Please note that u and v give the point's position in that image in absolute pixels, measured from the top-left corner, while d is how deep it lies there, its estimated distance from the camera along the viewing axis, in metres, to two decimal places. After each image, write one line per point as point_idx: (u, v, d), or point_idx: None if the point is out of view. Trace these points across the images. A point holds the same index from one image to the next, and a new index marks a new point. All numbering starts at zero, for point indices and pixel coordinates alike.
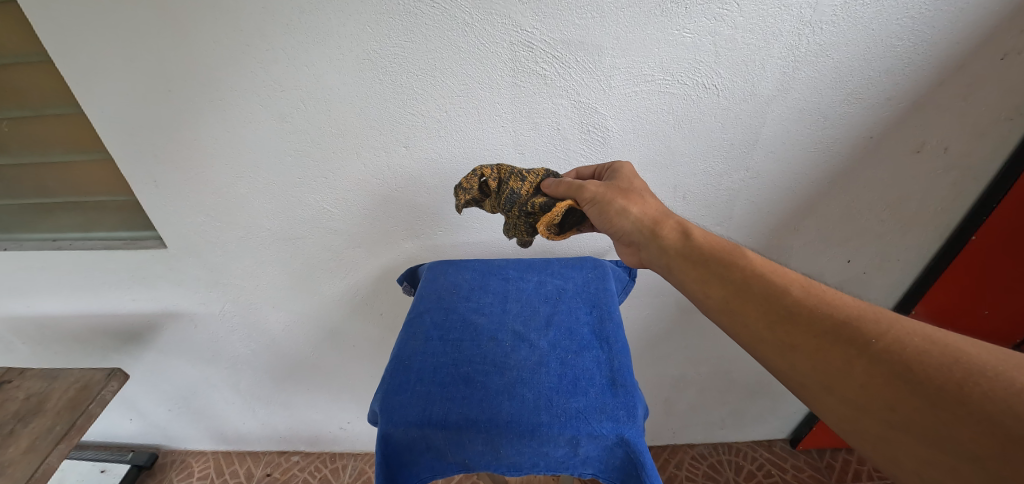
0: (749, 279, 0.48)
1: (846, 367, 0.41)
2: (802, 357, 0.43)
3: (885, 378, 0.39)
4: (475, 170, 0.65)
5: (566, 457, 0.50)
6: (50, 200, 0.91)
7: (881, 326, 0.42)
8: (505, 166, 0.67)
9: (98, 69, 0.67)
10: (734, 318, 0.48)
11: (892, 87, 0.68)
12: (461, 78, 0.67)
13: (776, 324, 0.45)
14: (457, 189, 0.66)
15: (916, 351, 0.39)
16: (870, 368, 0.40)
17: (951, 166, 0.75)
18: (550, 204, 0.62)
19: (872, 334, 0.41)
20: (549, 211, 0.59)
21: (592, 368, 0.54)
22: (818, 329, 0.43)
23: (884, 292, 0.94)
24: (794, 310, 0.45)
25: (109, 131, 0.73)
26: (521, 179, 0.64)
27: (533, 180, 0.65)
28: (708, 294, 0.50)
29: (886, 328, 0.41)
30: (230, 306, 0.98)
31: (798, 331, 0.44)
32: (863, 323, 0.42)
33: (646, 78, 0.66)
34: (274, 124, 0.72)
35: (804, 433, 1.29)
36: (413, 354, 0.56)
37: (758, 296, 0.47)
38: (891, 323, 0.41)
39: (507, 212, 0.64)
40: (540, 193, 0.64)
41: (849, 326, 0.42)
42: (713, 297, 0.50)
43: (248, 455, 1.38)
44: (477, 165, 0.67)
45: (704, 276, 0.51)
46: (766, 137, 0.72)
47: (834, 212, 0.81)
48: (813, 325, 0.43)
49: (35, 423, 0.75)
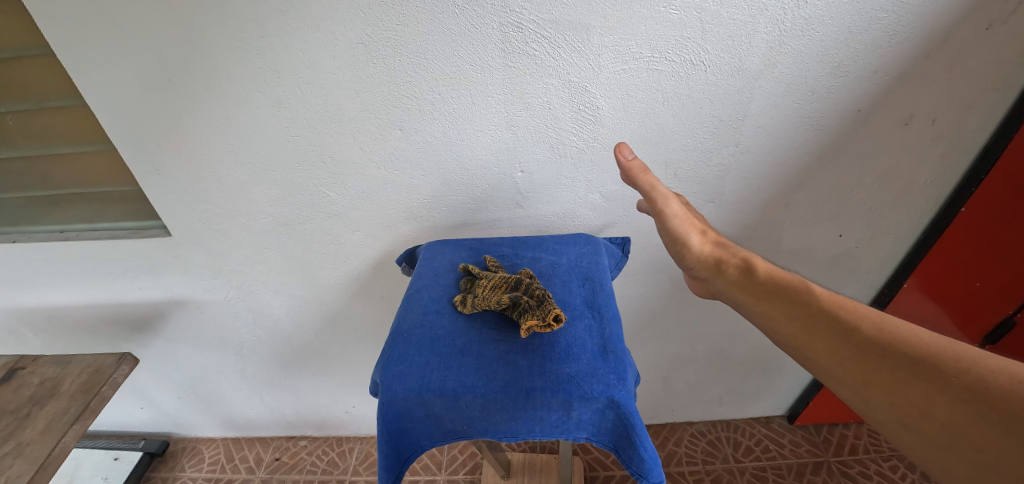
0: (819, 312, 0.42)
1: (923, 406, 0.34)
2: (877, 395, 0.36)
3: (970, 417, 0.32)
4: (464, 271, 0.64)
5: (560, 421, 0.52)
6: (56, 193, 0.93)
7: (960, 363, 0.34)
8: (489, 266, 0.63)
9: (98, 59, 0.69)
10: (799, 353, 0.42)
11: (878, 60, 0.69)
12: (453, 60, 0.68)
13: (847, 360, 0.39)
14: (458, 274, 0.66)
15: (1005, 390, 0.32)
16: (952, 408, 0.33)
17: (939, 137, 0.76)
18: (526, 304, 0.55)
19: (952, 371, 0.34)
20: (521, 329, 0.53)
21: (584, 336, 0.56)
22: (891, 364, 0.37)
23: (875, 265, 0.97)
24: (865, 347, 0.38)
25: (111, 122, 0.75)
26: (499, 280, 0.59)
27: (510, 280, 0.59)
28: (768, 326, 0.45)
29: (967, 366, 0.34)
30: (234, 293, 1.01)
31: (867, 365, 0.38)
32: (941, 359, 0.35)
33: (634, 55, 0.67)
34: (271, 111, 0.74)
35: (802, 408, 1.31)
36: (412, 326, 0.58)
37: (829, 329, 0.41)
38: (973, 360, 0.34)
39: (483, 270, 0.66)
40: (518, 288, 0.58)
41: (924, 361, 0.35)
42: (775, 330, 0.45)
43: (257, 440, 1.42)
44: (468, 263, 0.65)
45: (769, 310, 0.45)
46: (754, 113, 0.73)
47: (824, 187, 0.83)
48: (885, 359, 0.37)
49: (50, 406, 0.78)
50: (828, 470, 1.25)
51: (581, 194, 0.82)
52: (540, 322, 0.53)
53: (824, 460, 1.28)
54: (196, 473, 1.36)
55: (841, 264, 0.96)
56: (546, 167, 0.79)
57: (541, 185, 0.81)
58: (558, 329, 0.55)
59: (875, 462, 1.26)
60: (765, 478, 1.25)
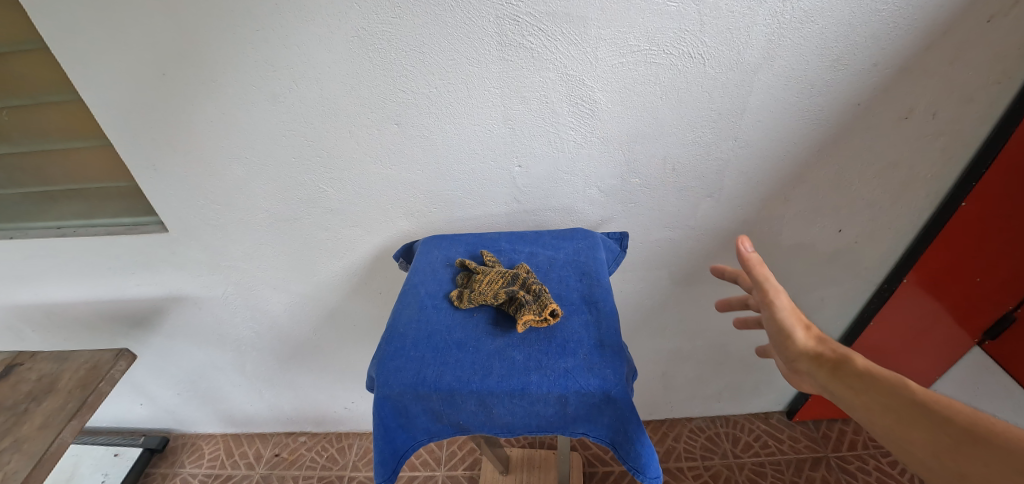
0: (924, 406, 0.36)
1: None
2: None
3: None
4: (461, 265, 0.64)
5: (556, 416, 0.52)
6: (53, 189, 0.93)
7: None
8: (487, 262, 0.63)
9: (92, 54, 0.68)
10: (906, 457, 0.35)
11: (878, 53, 0.68)
12: (449, 53, 0.67)
13: (949, 456, 0.33)
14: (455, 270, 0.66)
15: None
16: None
17: (939, 131, 0.76)
18: (522, 298, 0.55)
19: None
20: (518, 323, 0.53)
21: (581, 331, 0.55)
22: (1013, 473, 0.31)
23: (874, 260, 0.97)
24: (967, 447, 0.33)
25: (106, 118, 0.75)
26: (496, 274, 0.59)
27: (507, 274, 0.59)
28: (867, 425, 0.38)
29: None
30: (232, 289, 1.01)
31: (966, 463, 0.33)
32: None
33: (632, 48, 0.67)
34: (267, 105, 0.73)
35: (801, 404, 1.31)
36: (408, 321, 0.58)
37: (933, 423, 0.35)
38: None
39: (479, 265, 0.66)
40: (516, 283, 0.58)
41: None
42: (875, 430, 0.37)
43: (257, 436, 1.43)
44: (465, 258, 0.65)
45: (864, 401, 0.38)
46: (753, 106, 0.73)
47: (823, 181, 0.82)
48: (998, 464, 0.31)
49: (47, 402, 0.78)
50: (827, 465, 1.25)
51: (578, 189, 0.82)
52: (537, 316, 0.53)
53: (823, 455, 1.28)
54: (196, 469, 1.36)
55: (841, 259, 0.96)
56: (543, 162, 0.78)
57: (538, 180, 0.81)
58: (554, 324, 0.55)
59: (874, 457, 1.26)
60: (764, 473, 1.25)
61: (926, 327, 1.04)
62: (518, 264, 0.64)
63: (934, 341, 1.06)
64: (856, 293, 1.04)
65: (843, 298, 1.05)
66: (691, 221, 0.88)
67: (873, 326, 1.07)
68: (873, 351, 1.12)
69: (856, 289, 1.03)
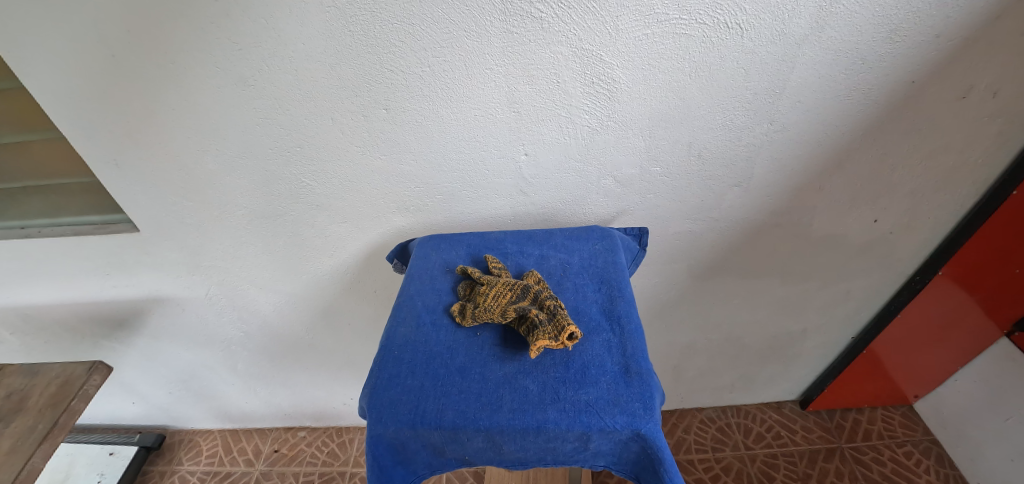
0: None
1: None
2: None
3: None
4: (463, 275, 0.56)
5: (576, 451, 0.45)
6: (11, 186, 0.84)
7: None
8: (495, 273, 0.56)
9: (27, 32, 0.58)
10: None
11: (942, 22, 0.58)
12: (444, 25, 0.58)
13: None
14: (457, 281, 0.58)
15: None
16: None
17: (1000, 112, 0.67)
18: (531, 317, 0.47)
19: None
20: (530, 348, 0.45)
21: (602, 354, 0.48)
22: None
23: (909, 250, 0.89)
24: None
25: (53, 107, 0.65)
26: (501, 287, 0.52)
27: (515, 288, 0.52)
28: None
29: None
30: (215, 289, 0.93)
31: None
32: None
33: (659, 17, 0.57)
34: (236, 90, 0.64)
35: (816, 395, 1.26)
36: (405, 343, 0.51)
37: None
38: None
39: (483, 272, 0.59)
40: (524, 299, 0.51)
41: None
42: None
43: (255, 432, 1.38)
44: (470, 265, 0.58)
45: None
46: (793, 85, 0.64)
47: (862, 167, 0.74)
48: None
49: (17, 423, 0.72)
50: (841, 456, 1.21)
51: (592, 179, 0.74)
52: (551, 341, 0.45)
53: (838, 446, 1.23)
54: (195, 466, 1.32)
55: (872, 250, 0.89)
56: (553, 149, 0.70)
57: (547, 170, 0.72)
58: (571, 346, 0.48)
59: (890, 448, 1.21)
60: (776, 466, 1.21)
61: (956, 320, 0.98)
62: (527, 271, 0.57)
63: (964, 333, 1.00)
64: (885, 285, 0.97)
65: (872, 290, 0.99)
66: (713, 212, 0.80)
67: (898, 319, 1.01)
68: (896, 343, 1.07)
69: (886, 281, 0.96)
